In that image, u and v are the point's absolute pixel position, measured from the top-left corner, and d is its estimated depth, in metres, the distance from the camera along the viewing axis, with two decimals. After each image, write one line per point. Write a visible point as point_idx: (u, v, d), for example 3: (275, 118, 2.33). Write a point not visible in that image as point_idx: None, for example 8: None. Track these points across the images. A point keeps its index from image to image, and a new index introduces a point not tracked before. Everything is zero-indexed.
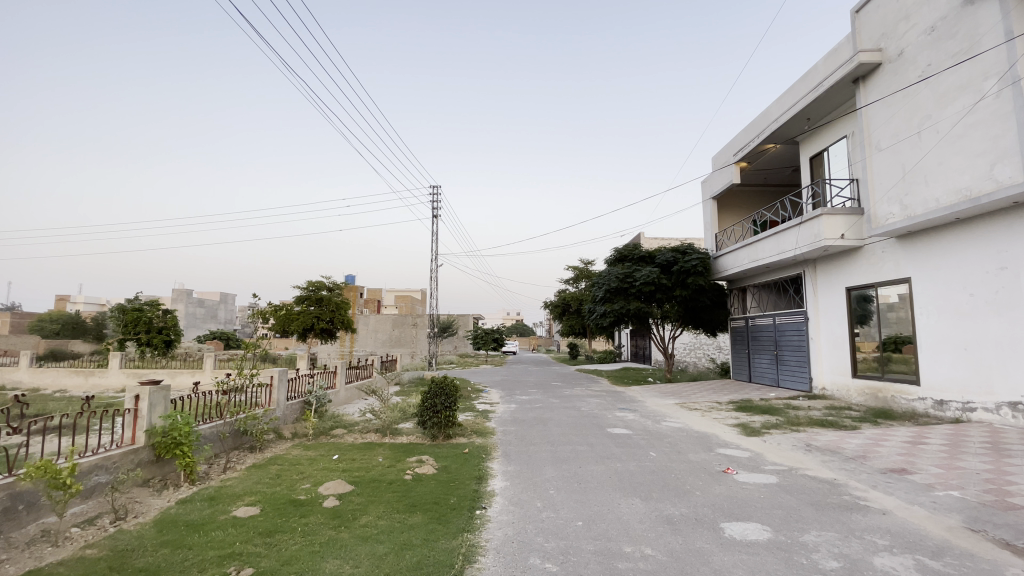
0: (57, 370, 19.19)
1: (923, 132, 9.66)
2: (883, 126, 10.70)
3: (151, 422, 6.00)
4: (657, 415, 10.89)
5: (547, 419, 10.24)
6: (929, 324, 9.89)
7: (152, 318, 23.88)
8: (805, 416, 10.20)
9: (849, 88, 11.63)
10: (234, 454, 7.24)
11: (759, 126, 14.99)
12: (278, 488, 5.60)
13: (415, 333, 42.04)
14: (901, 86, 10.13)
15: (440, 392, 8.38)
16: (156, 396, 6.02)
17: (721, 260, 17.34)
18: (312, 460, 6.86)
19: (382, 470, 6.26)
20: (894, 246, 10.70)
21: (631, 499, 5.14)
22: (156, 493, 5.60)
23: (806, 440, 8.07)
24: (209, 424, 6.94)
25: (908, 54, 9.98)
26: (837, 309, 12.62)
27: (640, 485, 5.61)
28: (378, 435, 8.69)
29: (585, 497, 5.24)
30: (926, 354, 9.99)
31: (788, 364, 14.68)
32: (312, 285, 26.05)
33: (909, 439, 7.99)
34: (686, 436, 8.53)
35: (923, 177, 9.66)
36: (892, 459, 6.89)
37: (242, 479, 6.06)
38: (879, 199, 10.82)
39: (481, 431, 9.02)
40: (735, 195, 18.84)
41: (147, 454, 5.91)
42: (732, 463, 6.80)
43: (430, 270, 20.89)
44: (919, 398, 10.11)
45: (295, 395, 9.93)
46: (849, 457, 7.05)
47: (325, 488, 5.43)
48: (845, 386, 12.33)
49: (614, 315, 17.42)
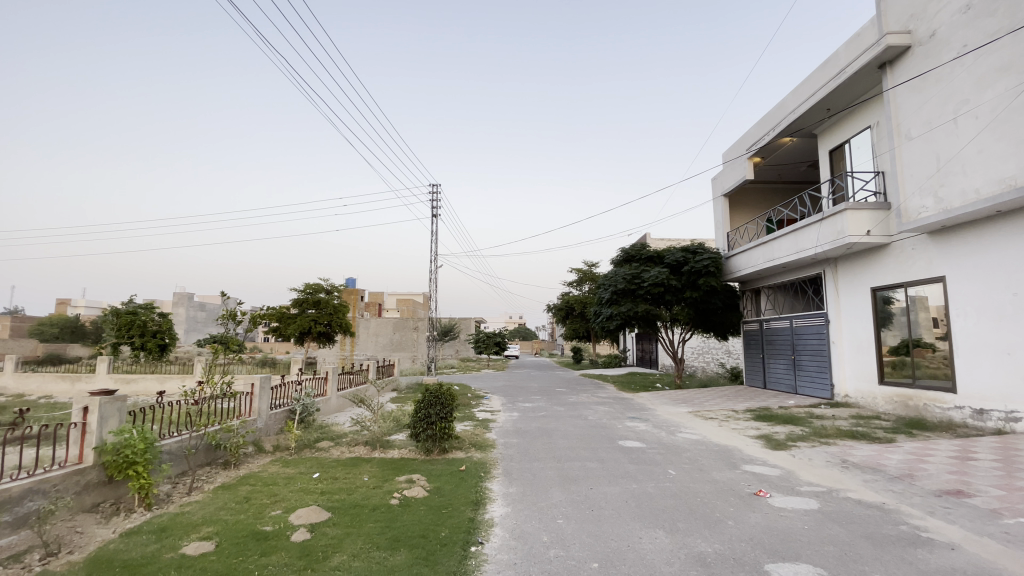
0: (44, 375, 18.55)
1: (959, 117, 8.89)
2: (913, 114, 9.95)
3: (102, 438, 5.28)
4: (671, 425, 10.10)
5: (552, 430, 9.46)
6: (965, 326, 9.08)
7: (146, 321, 23.17)
8: (832, 427, 9.40)
9: (874, 74, 10.87)
10: (203, 471, 6.48)
11: (774, 119, 14.23)
12: (243, 515, 4.84)
13: (416, 336, 41.31)
14: (934, 70, 9.38)
15: (434, 402, 7.61)
16: (107, 408, 5.32)
17: (733, 260, 16.59)
18: (290, 479, 6.09)
19: (366, 492, 5.50)
20: (926, 242, 9.91)
21: (653, 533, 4.37)
22: (103, 522, 4.88)
23: (841, 455, 7.27)
24: (173, 439, 6.17)
25: (940, 35, 9.25)
26: (862, 310, 11.82)
27: (661, 513, 4.83)
28: (368, 449, 7.91)
29: (600, 528, 4.46)
30: (962, 359, 9.18)
31: (807, 370, 13.86)
32: (309, 286, 25.27)
33: (956, 454, 7.17)
34: (706, 450, 7.73)
35: (961, 167, 8.87)
36: (944, 479, 6.09)
37: (204, 503, 5.28)
38: (910, 192, 10.05)
39: (480, 444, 8.23)
40: (746, 193, 18.10)
41: (96, 475, 5.18)
42: (763, 483, 6.00)
43: (429, 271, 20.13)
44: (955, 406, 9.30)
45: (279, 404, 9.16)
46: (895, 476, 6.25)
47: (296, 516, 4.66)
48: (870, 393, 11.52)
49: (621, 318, 16.60)
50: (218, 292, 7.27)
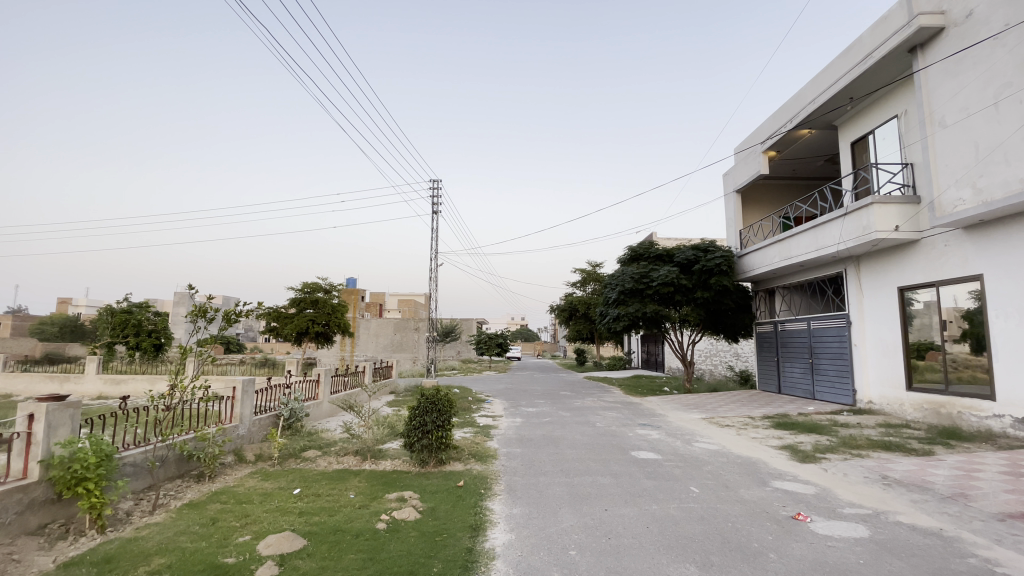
0: (32, 376, 17.94)
1: (1001, 102, 8.20)
2: (947, 100, 9.28)
3: (50, 450, 4.63)
4: (686, 433, 9.40)
5: (559, 438, 8.77)
6: (1006, 328, 8.34)
7: (141, 320, 22.49)
8: (861, 436, 8.70)
9: (903, 59, 10.20)
10: (172, 485, 5.84)
11: (792, 110, 13.53)
12: (204, 543, 4.17)
13: (417, 337, 40.63)
14: (970, 53, 8.72)
15: (430, 408, 6.92)
16: (57, 416, 4.68)
17: (746, 259, 15.91)
18: (267, 496, 5.43)
19: (350, 513, 4.83)
20: (960, 237, 9.22)
21: (684, 569, 3.70)
22: (45, 548, 4.22)
23: (879, 470, 6.58)
24: (135, 451, 5.50)
25: (977, 14, 8.58)
26: (887, 312, 11.12)
27: (690, 543, 4.16)
28: (358, 459, 7.25)
29: (621, 563, 3.79)
30: (1002, 364, 8.43)
31: (826, 374, 13.17)
32: (307, 286, 24.60)
33: (1008, 470, 6.44)
34: (729, 463, 7.04)
35: (1003, 156, 8.19)
36: (1003, 500, 5.38)
37: (165, 526, 4.61)
38: (944, 183, 9.38)
39: (481, 455, 7.54)
40: (758, 190, 17.44)
41: (43, 492, 4.52)
42: (799, 504, 5.31)
43: (430, 268, 19.43)
44: (994, 415, 8.55)
45: (264, 409, 8.48)
46: (947, 496, 5.54)
47: (265, 545, 3.99)
48: (896, 399, 10.81)
49: (628, 319, 15.85)
50: (187, 285, 6.55)
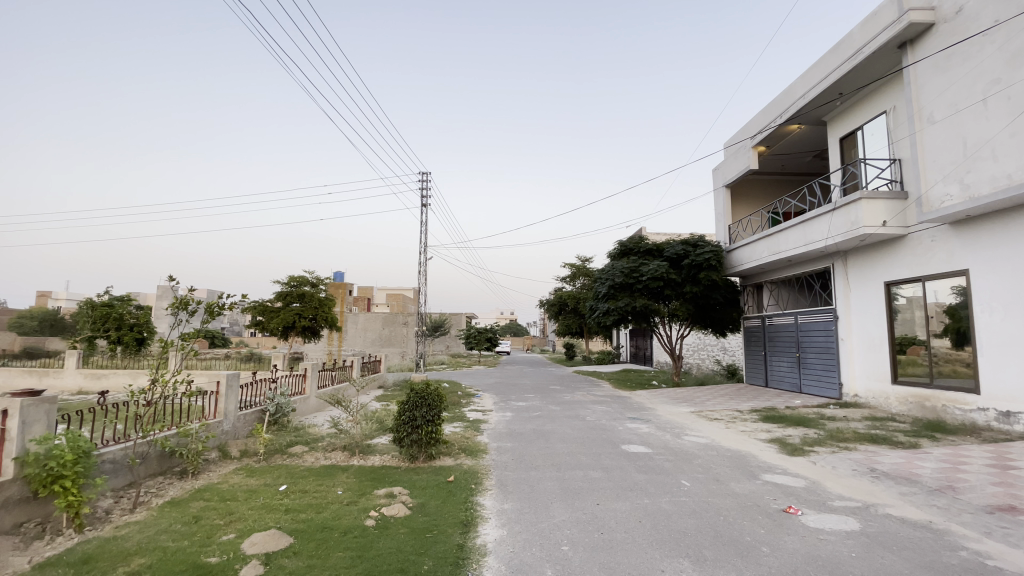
0: (9, 370, 17.46)
1: (989, 99, 8.26)
2: (936, 96, 9.34)
3: (24, 447, 4.45)
4: (676, 427, 9.42)
5: (549, 433, 8.71)
6: (991, 323, 8.45)
7: (123, 314, 21.96)
8: (849, 430, 8.78)
9: (892, 55, 10.26)
10: (154, 482, 5.67)
11: (782, 105, 13.55)
12: (187, 542, 4.04)
13: (406, 331, 40.38)
14: (959, 49, 8.78)
15: (420, 403, 6.83)
16: (31, 412, 4.50)
17: (735, 254, 15.98)
18: (252, 493, 5.29)
19: (338, 510, 4.74)
20: (946, 233, 9.32)
21: (678, 564, 3.66)
22: (19, 548, 4.06)
23: (867, 463, 6.63)
24: (114, 448, 5.32)
25: (967, 10, 8.64)
26: (874, 307, 11.22)
27: (683, 538, 4.12)
28: (346, 454, 7.14)
29: (615, 559, 3.74)
30: (987, 358, 8.55)
31: (813, 368, 13.30)
32: (294, 279, 24.24)
33: (993, 463, 6.52)
34: (720, 456, 7.05)
35: (991, 152, 8.26)
36: (990, 492, 5.44)
37: (146, 525, 4.47)
38: (932, 179, 9.45)
39: (472, 450, 7.45)
40: (747, 185, 17.51)
41: (17, 491, 4.35)
42: (790, 497, 5.33)
43: (419, 262, 19.23)
44: (978, 408, 8.68)
45: (250, 404, 8.31)
46: (935, 489, 5.59)
47: (251, 544, 3.88)
48: (882, 393, 10.93)
49: (618, 313, 15.83)
50: (168, 276, 6.32)
